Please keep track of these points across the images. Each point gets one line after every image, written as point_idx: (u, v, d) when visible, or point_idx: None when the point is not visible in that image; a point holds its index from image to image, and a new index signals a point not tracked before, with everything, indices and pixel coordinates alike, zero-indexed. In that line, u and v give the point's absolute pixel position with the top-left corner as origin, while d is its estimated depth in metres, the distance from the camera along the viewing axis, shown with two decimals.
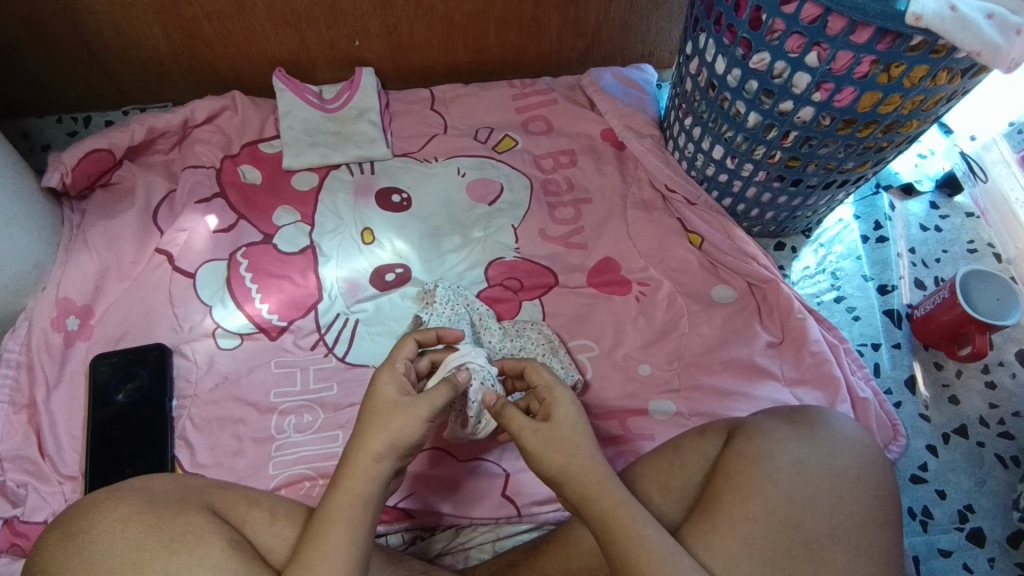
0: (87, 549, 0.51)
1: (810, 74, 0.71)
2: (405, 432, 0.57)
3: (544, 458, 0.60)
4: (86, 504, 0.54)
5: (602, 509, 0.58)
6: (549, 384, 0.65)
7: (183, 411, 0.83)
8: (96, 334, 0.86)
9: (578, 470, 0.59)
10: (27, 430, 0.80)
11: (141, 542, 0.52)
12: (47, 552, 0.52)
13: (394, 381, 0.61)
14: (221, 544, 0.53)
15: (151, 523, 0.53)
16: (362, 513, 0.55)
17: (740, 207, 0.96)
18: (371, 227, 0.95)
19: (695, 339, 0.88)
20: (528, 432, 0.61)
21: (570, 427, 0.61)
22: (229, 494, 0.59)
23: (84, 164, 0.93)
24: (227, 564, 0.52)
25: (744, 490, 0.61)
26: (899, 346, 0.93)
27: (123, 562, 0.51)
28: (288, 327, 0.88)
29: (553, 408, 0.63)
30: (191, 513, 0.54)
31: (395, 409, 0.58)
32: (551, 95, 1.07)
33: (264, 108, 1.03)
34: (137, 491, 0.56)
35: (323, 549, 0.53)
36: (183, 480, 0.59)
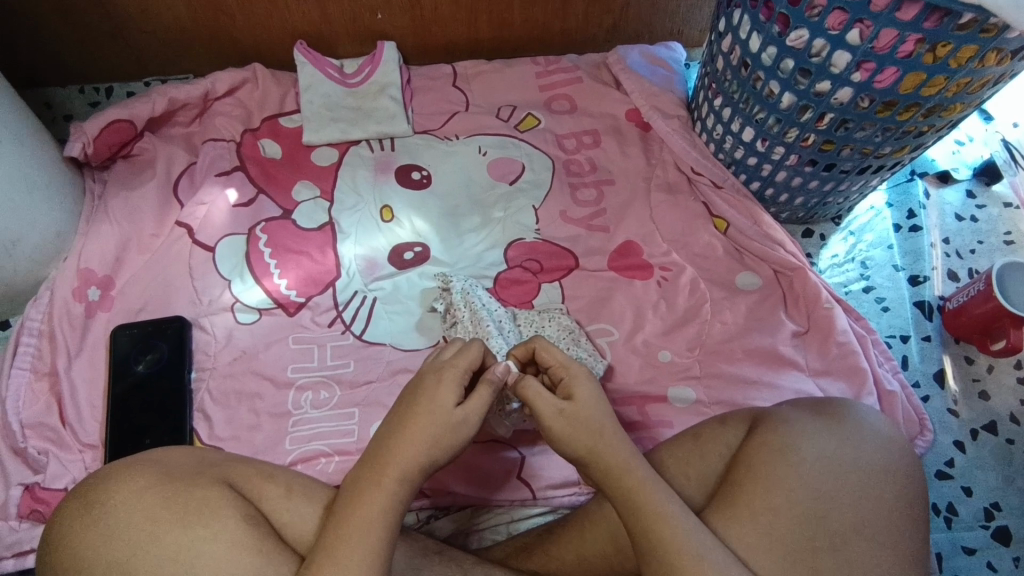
0: (104, 519, 0.51)
1: (851, 52, 0.68)
2: (446, 444, 0.57)
3: (567, 439, 0.59)
4: (103, 474, 0.54)
5: (628, 484, 0.57)
6: (565, 362, 0.63)
7: (202, 384, 0.83)
8: (116, 306, 0.86)
9: (604, 451, 0.58)
10: (49, 397, 0.81)
11: (157, 514, 0.52)
12: (64, 520, 0.52)
13: (456, 389, 0.59)
14: (235, 519, 0.53)
15: (166, 495, 0.53)
16: (390, 502, 0.54)
17: (768, 192, 0.92)
18: (390, 205, 0.94)
19: (717, 326, 0.86)
20: (548, 412, 0.60)
21: (590, 406, 0.60)
22: (245, 468, 0.58)
23: (105, 135, 0.92)
24: (242, 539, 0.52)
25: (768, 480, 0.60)
26: (928, 339, 0.90)
27: (139, 534, 0.51)
28: (306, 304, 0.87)
29: (571, 387, 0.61)
30: (207, 487, 0.54)
31: (435, 412, 0.57)
32: (575, 73, 1.05)
33: (285, 82, 1.02)
34: (154, 462, 0.55)
35: (344, 531, 0.52)
36: (200, 453, 0.59)
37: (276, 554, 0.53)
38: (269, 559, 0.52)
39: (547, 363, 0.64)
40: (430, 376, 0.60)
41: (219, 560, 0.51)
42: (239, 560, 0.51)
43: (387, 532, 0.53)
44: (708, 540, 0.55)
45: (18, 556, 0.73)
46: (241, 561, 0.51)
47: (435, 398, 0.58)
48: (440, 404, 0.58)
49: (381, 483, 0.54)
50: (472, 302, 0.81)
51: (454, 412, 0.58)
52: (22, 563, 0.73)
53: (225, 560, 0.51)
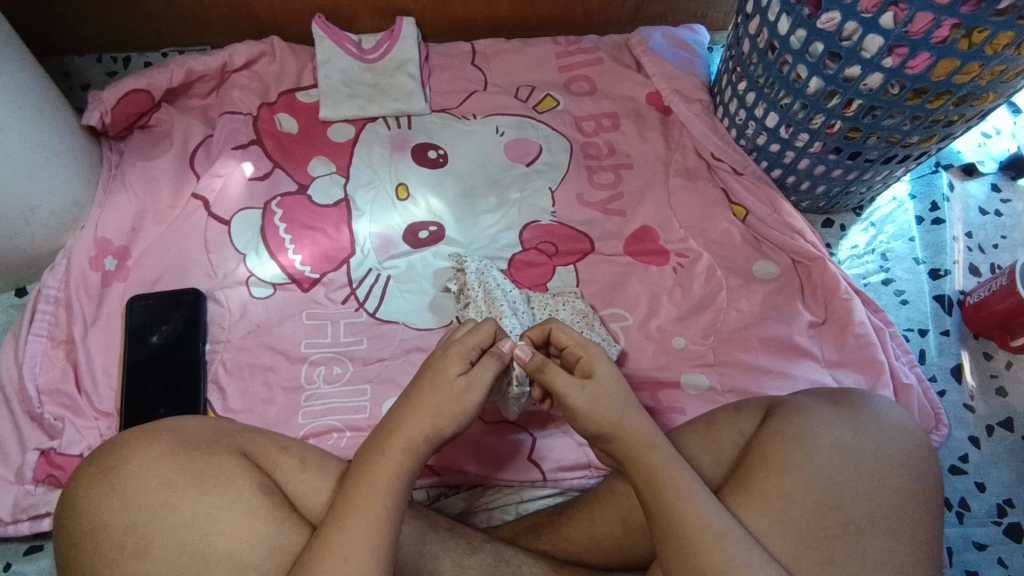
0: (121, 484, 0.52)
1: (884, 36, 0.66)
2: (449, 414, 0.57)
3: (593, 415, 0.59)
4: (119, 439, 0.55)
5: (650, 461, 0.57)
6: (583, 342, 0.63)
7: (216, 355, 0.83)
8: (132, 276, 0.86)
9: (629, 425, 0.59)
10: (65, 364, 0.82)
11: (174, 481, 0.52)
12: (81, 484, 0.53)
13: (462, 363, 0.59)
14: (251, 488, 0.53)
15: (183, 463, 0.53)
16: (397, 472, 0.54)
17: (789, 179, 0.91)
18: (406, 183, 0.93)
19: (733, 314, 0.85)
20: (573, 390, 0.60)
21: (611, 384, 0.61)
22: (260, 439, 0.58)
23: (123, 104, 0.92)
24: (257, 508, 0.52)
25: (782, 467, 0.59)
26: (947, 333, 0.89)
27: (156, 500, 0.51)
28: (320, 280, 0.87)
29: (592, 365, 0.61)
30: (223, 456, 0.54)
31: (440, 383, 0.58)
32: (596, 54, 1.03)
33: (303, 56, 1.01)
34: (169, 430, 0.56)
35: (355, 502, 0.52)
36: (215, 422, 0.59)
37: (290, 523, 0.53)
38: (282, 528, 0.52)
39: (562, 342, 0.63)
40: (438, 353, 0.60)
41: (235, 528, 0.51)
42: (254, 529, 0.52)
43: (395, 503, 0.53)
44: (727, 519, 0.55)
45: (33, 520, 0.74)
46: (256, 529, 0.52)
47: (441, 372, 0.58)
48: (446, 377, 0.58)
49: (385, 453, 0.54)
50: (487, 284, 0.81)
51: (456, 381, 0.58)
52: (38, 526, 0.74)
53: (240, 528, 0.51)
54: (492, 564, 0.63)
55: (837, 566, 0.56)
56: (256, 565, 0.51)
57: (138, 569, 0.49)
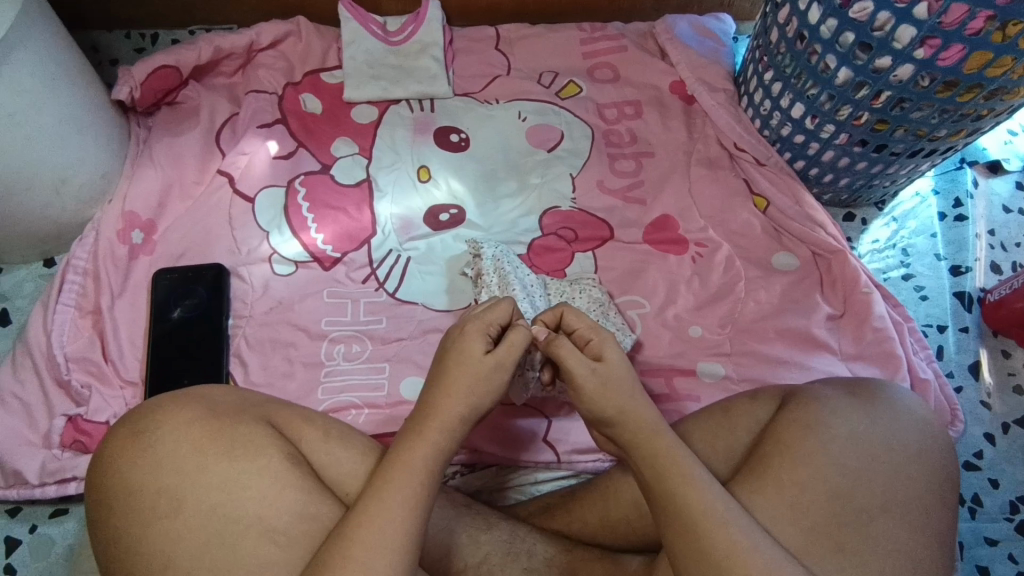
0: (153, 447, 0.53)
1: (917, 27, 0.66)
2: (474, 394, 0.58)
3: (600, 398, 0.60)
4: (150, 405, 0.56)
5: (656, 446, 0.58)
6: (595, 327, 0.64)
7: (238, 330, 0.85)
8: (158, 250, 0.87)
9: (633, 411, 0.59)
10: (92, 334, 0.83)
11: (204, 446, 0.53)
12: (113, 447, 0.54)
13: (482, 339, 0.60)
14: (279, 456, 0.54)
15: (213, 429, 0.54)
16: (436, 454, 0.55)
17: (812, 171, 0.91)
18: (427, 165, 0.94)
19: (751, 304, 0.86)
20: (582, 371, 0.60)
21: (618, 370, 0.61)
22: (286, 411, 0.60)
23: (152, 80, 0.93)
24: (284, 476, 0.54)
25: (797, 455, 0.60)
26: (966, 330, 0.88)
27: (187, 463, 0.52)
28: (342, 259, 0.88)
29: (602, 349, 0.62)
30: (251, 425, 0.56)
31: (466, 362, 0.59)
32: (620, 41, 1.03)
33: (328, 37, 1.01)
34: (199, 398, 0.57)
35: (390, 477, 0.53)
36: (242, 393, 0.60)
37: (317, 492, 0.54)
38: (310, 497, 0.53)
39: (574, 327, 0.64)
40: (456, 331, 0.61)
41: (264, 493, 0.52)
42: (282, 495, 0.53)
43: (431, 482, 0.54)
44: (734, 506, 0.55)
45: (60, 483, 0.76)
46: (284, 495, 0.53)
47: (464, 350, 0.59)
48: (471, 356, 0.59)
49: (423, 434, 0.56)
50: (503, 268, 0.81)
51: (483, 360, 0.59)
52: (64, 490, 0.76)
53: (269, 493, 0.52)
54: (507, 541, 0.65)
55: (849, 552, 0.56)
56: (284, 529, 0.52)
57: (170, 529, 0.50)
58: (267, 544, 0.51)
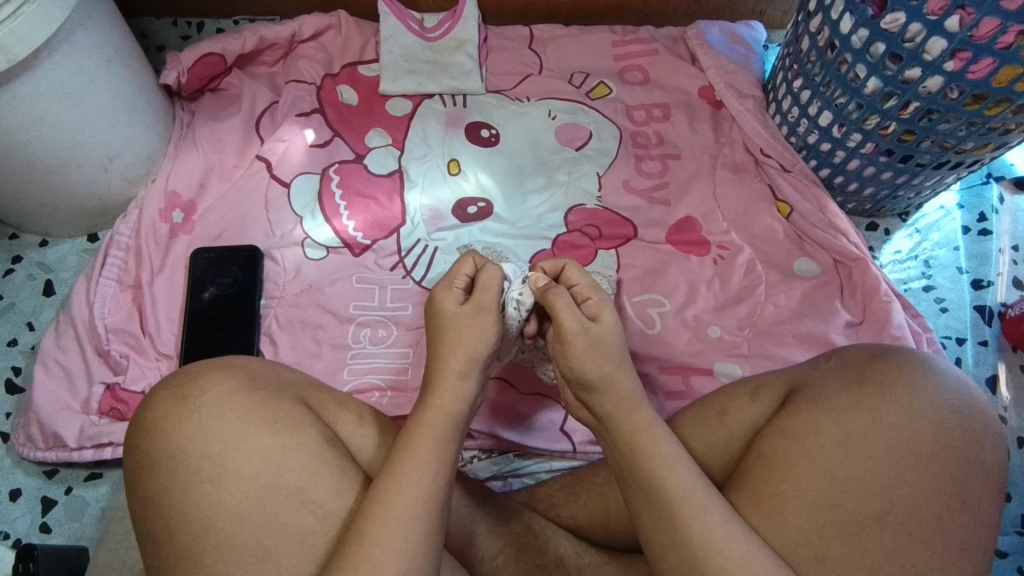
0: (200, 412, 0.55)
1: (948, 40, 0.67)
2: (467, 341, 0.61)
3: (587, 359, 0.61)
4: (194, 372, 0.58)
5: (633, 424, 0.59)
6: (592, 285, 0.66)
7: (270, 310, 0.88)
8: (197, 229, 0.91)
9: (618, 376, 0.61)
10: (131, 307, 0.87)
11: (248, 416, 0.56)
12: (158, 410, 0.56)
13: (455, 294, 0.65)
14: (318, 433, 0.57)
15: (256, 400, 0.57)
16: (451, 423, 0.58)
17: (837, 179, 0.92)
18: (458, 159, 0.96)
19: (770, 308, 0.87)
20: (573, 322, 0.62)
21: (610, 330, 0.63)
22: (321, 393, 0.63)
23: (199, 67, 0.97)
24: (323, 453, 0.56)
25: (784, 464, 0.60)
26: (985, 344, 0.89)
27: (231, 431, 0.55)
28: (371, 246, 0.91)
29: (599, 309, 0.64)
30: (292, 402, 0.59)
31: (456, 320, 0.63)
32: (651, 45, 1.05)
33: (367, 31, 1.04)
34: (242, 369, 0.60)
35: (407, 446, 0.56)
36: (279, 370, 0.63)
37: (352, 471, 0.57)
38: (347, 473, 0.56)
39: (574, 281, 0.67)
40: (430, 298, 0.66)
41: (303, 466, 0.55)
42: (320, 469, 0.56)
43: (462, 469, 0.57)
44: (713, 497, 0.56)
45: (96, 448, 0.79)
46: (323, 470, 0.56)
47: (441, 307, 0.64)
48: (447, 311, 0.64)
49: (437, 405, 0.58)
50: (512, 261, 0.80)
51: (460, 310, 0.63)
52: (100, 454, 0.79)
53: (307, 467, 0.55)
54: (523, 535, 0.68)
55: (831, 564, 0.56)
56: (321, 501, 0.54)
57: (214, 492, 0.53)
58: (305, 513, 0.53)
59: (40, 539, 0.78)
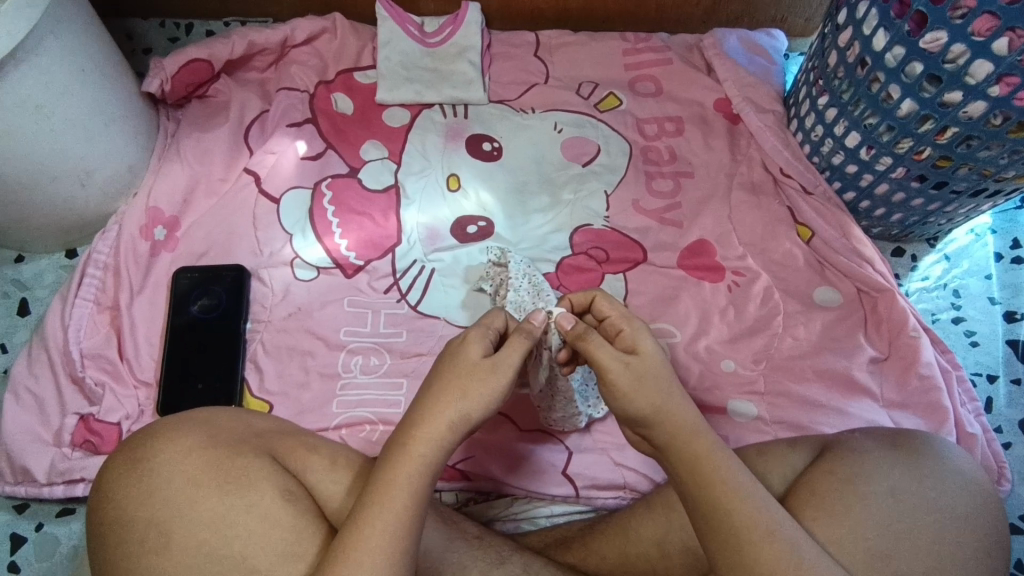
0: (150, 476, 0.54)
1: (995, 63, 0.61)
2: (470, 396, 0.55)
3: (635, 396, 0.55)
4: (153, 430, 0.57)
5: (693, 450, 0.55)
6: (625, 314, 0.60)
7: (256, 335, 0.83)
8: (180, 247, 0.86)
9: (670, 408, 0.55)
10: (109, 330, 0.82)
11: (198, 478, 0.54)
12: (113, 471, 0.55)
13: (483, 344, 0.57)
14: (272, 493, 0.55)
15: (209, 460, 0.55)
16: (422, 473, 0.53)
17: (863, 204, 0.86)
18: (457, 174, 0.91)
19: (788, 341, 0.81)
20: (615, 366, 0.56)
21: (655, 362, 0.57)
22: (290, 439, 0.60)
23: (184, 73, 0.91)
24: (276, 514, 0.54)
25: (833, 507, 0.57)
26: (1019, 382, 0.83)
27: (180, 495, 0.53)
28: (364, 267, 0.86)
29: (635, 340, 0.58)
30: (249, 457, 0.56)
31: (472, 372, 0.55)
32: (665, 54, 0.99)
33: (364, 35, 0.98)
34: (202, 423, 0.58)
35: (377, 505, 0.52)
36: (246, 418, 0.61)
37: (310, 534, 0.54)
38: (301, 535, 0.54)
39: (603, 313, 0.61)
40: (455, 339, 0.58)
41: (251, 533, 0.53)
42: (271, 533, 0.53)
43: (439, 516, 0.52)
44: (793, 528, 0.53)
45: (68, 484, 0.75)
46: (272, 536, 0.53)
47: (462, 354, 0.56)
48: (467, 360, 0.56)
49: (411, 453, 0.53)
50: (532, 276, 0.78)
51: (478, 363, 0.56)
52: (71, 491, 0.75)
53: (256, 533, 0.53)
54: None
55: None
56: (264, 572, 0.52)
57: (156, 564, 0.51)
58: None
59: None
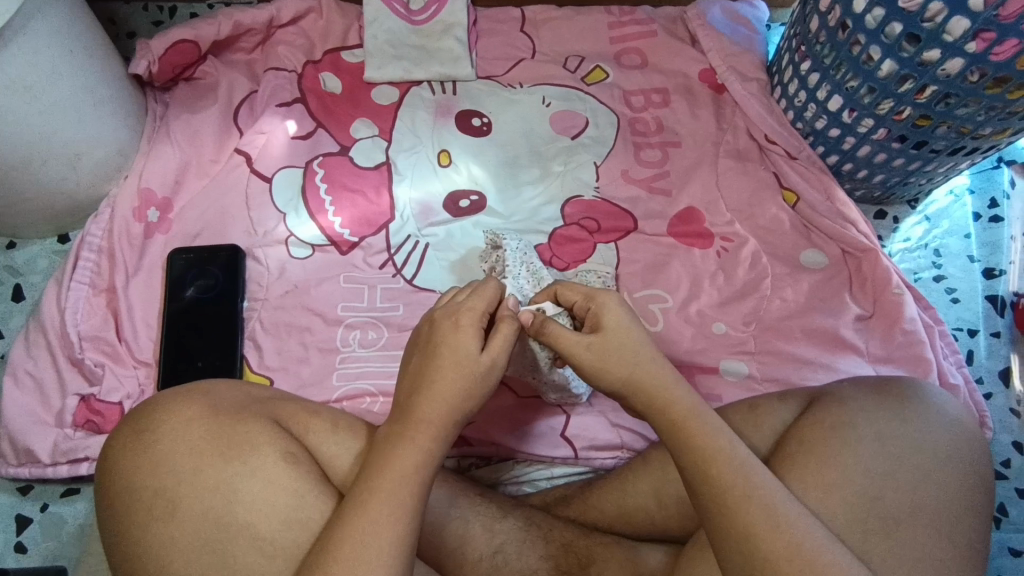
0: (153, 447, 0.55)
1: (971, 19, 0.64)
2: (468, 390, 0.56)
3: (603, 373, 0.58)
4: (155, 402, 0.58)
5: (672, 416, 0.56)
6: (591, 293, 0.61)
7: (253, 313, 0.83)
8: (174, 229, 0.86)
9: (642, 378, 0.57)
10: (106, 313, 0.82)
11: (202, 446, 0.55)
12: (117, 444, 0.56)
13: (476, 333, 0.57)
14: (274, 456, 0.55)
15: (211, 428, 0.56)
16: (424, 460, 0.54)
17: (846, 166, 0.88)
18: (448, 149, 0.92)
19: (776, 303, 0.83)
20: (578, 349, 0.58)
21: (622, 335, 0.58)
22: (290, 406, 0.61)
23: (170, 55, 0.91)
24: (280, 479, 0.55)
25: (823, 456, 0.59)
26: (998, 335, 0.86)
27: (185, 464, 0.54)
28: (359, 244, 0.87)
29: (600, 317, 0.59)
30: (251, 423, 0.57)
31: (460, 359, 0.56)
32: (650, 26, 1.00)
33: (349, 14, 0.98)
34: (203, 394, 0.58)
35: (378, 484, 0.52)
36: (246, 388, 0.62)
37: (313, 495, 0.55)
38: (307, 498, 0.54)
39: (571, 298, 0.63)
40: (447, 320, 0.58)
41: (257, 497, 0.54)
42: (275, 497, 0.54)
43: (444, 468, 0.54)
44: (778, 489, 0.54)
45: (72, 464, 0.75)
46: (277, 500, 0.54)
47: (456, 345, 0.56)
48: (467, 351, 0.56)
49: (413, 438, 0.54)
50: (529, 262, 0.77)
51: (477, 359, 0.56)
52: (76, 470, 0.75)
53: (262, 497, 0.54)
54: (522, 529, 0.64)
55: (874, 558, 0.56)
56: (271, 536, 0.53)
57: (165, 532, 0.52)
58: (256, 552, 0.52)
59: (16, 559, 0.74)
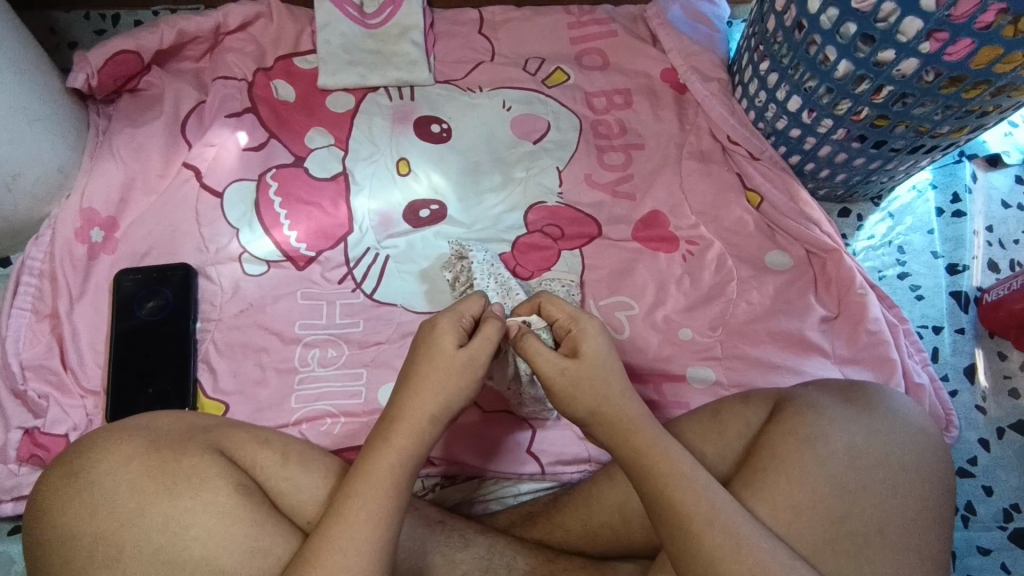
0: (90, 489, 0.52)
1: (923, 20, 0.63)
2: (450, 386, 0.55)
3: (572, 402, 0.57)
4: (91, 440, 0.55)
5: (634, 446, 0.55)
6: (574, 314, 0.60)
7: (207, 334, 0.81)
8: (120, 249, 0.83)
9: (607, 410, 0.57)
10: (50, 340, 0.79)
11: (143, 484, 0.52)
12: (51, 489, 0.53)
13: (456, 333, 0.56)
14: (224, 488, 0.53)
15: (153, 465, 0.53)
16: (395, 477, 0.52)
17: (808, 166, 0.87)
18: (407, 157, 0.89)
19: (742, 306, 0.82)
20: (553, 371, 0.57)
21: (598, 363, 0.58)
22: (237, 432, 0.58)
23: (111, 66, 0.87)
24: (233, 511, 0.52)
25: (792, 474, 0.58)
26: (962, 331, 0.86)
27: (126, 505, 0.52)
28: (316, 258, 0.84)
29: (578, 343, 0.58)
30: (195, 456, 0.54)
31: (435, 358, 0.55)
32: (610, 26, 0.98)
33: (301, 19, 0.95)
34: (142, 429, 0.56)
35: (342, 519, 0.50)
36: (189, 418, 0.59)
37: (270, 525, 0.53)
38: (264, 529, 0.53)
39: (553, 316, 0.61)
40: (428, 323, 0.58)
41: (209, 533, 0.52)
42: (230, 530, 0.52)
43: (396, 501, 0.52)
44: (739, 517, 0.53)
45: (16, 500, 0.73)
46: (232, 533, 0.52)
47: (435, 345, 0.56)
48: (441, 349, 0.55)
49: (389, 440, 0.53)
50: (497, 273, 0.76)
51: (454, 355, 0.55)
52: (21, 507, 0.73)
53: (215, 532, 0.52)
54: (484, 557, 0.62)
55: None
56: (230, 571, 0.51)
57: None
58: None
59: None
